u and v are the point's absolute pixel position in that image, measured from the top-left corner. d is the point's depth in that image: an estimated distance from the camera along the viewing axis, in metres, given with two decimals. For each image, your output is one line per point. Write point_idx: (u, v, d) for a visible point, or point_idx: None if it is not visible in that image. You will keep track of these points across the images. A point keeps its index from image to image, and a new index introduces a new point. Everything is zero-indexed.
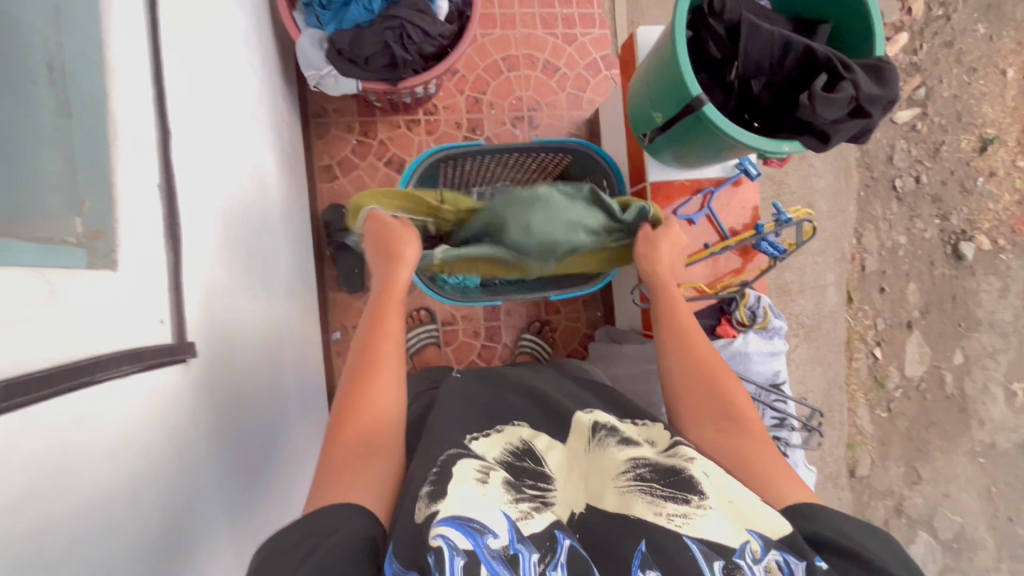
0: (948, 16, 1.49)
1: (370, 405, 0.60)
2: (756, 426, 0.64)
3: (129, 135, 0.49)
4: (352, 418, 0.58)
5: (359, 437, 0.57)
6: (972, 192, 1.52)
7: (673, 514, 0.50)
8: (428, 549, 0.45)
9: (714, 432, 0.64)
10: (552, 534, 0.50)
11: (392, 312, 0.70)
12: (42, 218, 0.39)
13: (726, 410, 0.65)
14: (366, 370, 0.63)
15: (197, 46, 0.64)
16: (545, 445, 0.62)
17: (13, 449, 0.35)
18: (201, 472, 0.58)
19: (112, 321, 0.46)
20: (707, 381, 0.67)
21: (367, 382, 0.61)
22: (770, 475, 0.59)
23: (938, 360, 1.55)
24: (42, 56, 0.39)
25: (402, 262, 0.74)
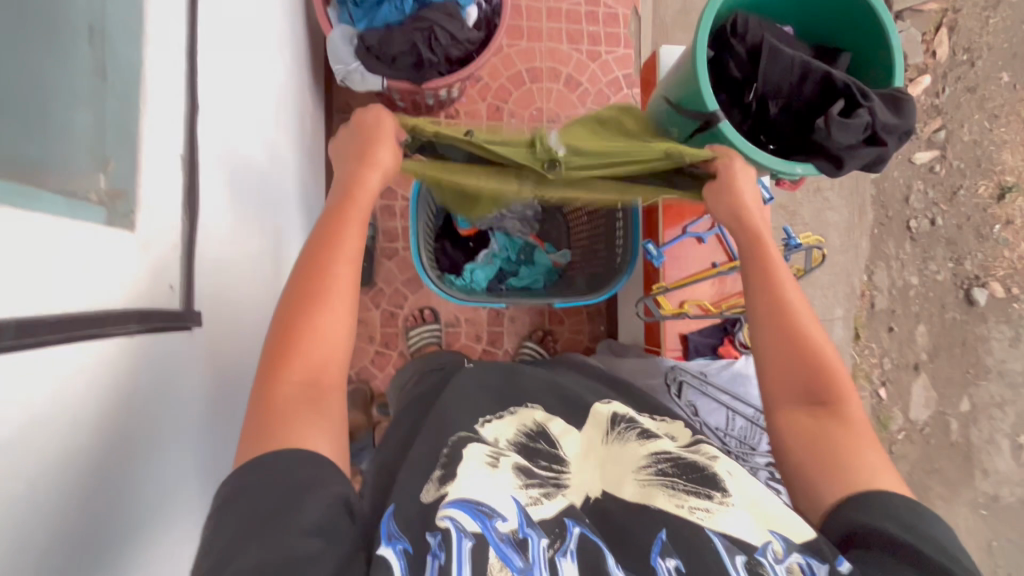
0: (973, 63, 1.49)
1: (312, 343, 0.51)
2: (849, 393, 0.56)
3: (158, 104, 0.51)
4: (293, 353, 0.51)
5: (302, 378, 0.50)
6: (988, 238, 1.51)
7: (695, 508, 0.50)
8: (436, 529, 0.46)
9: (805, 414, 0.56)
10: (560, 521, 0.49)
11: (351, 221, 0.56)
12: (69, 171, 0.40)
13: (820, 390, 0.56)
14: (306, 298, 0.52)
15: (232, 27, 0.66)
16: (561, 430, 0.61)
17: (12, 386, 0.35)
18: (184, 433, 0.58)
19: (122, 277, 0.47)
20: (799, 358, 0.57)
21: (306, 315, 0.52)
22: (858, 462, 0.52)
23: (944, 406, 1.53)
24: (86, 18, 0.41)
25: (373, 166, 0.58)
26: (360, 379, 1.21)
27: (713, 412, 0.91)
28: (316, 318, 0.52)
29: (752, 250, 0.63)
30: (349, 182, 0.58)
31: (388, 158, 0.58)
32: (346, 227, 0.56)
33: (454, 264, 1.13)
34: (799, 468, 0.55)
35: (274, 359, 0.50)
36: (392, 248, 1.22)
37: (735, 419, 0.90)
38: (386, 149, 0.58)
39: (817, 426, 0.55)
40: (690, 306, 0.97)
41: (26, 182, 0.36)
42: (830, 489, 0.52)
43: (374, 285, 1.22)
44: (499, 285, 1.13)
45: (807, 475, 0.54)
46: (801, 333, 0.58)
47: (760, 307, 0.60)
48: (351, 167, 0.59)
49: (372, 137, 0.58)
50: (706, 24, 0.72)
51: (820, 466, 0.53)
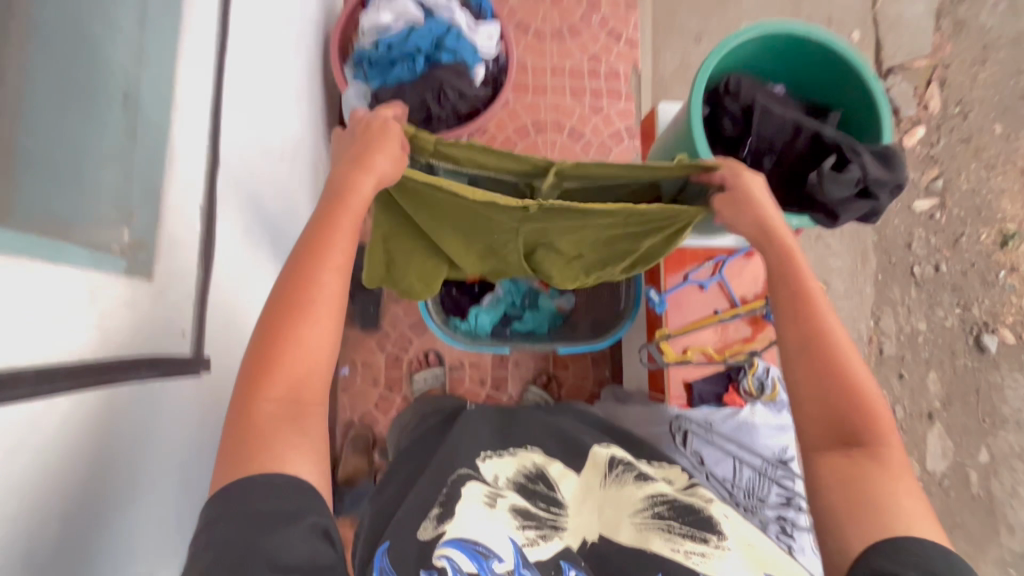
0: (965, 115, 1.54)
1: (295, 356, 0.51)
2: (889, 435, 0.55)
3: (183, 161, 0.54)
4: (274, 372, 0.50)
5: (285, 390, 0.51)
6: (994, 284, 1.51)
7: (692, 553, 0.49)
8: (432, 567, 0.46)
9: (841, 456, 0.55)
10: (557, 564, 0.49)
11: (343, 230, 0.56)
12: (96, 226, 0.43)
13: (859, 428, 0.55)
14: (291, 314, 0.52)
15: (256, 90, 0.71)
16: (560, 473, 0.60)
17: (16, 434, 0.37)
18: (178, 474, 0.58)
19: (136, 327, 0.48)
20: (841, 392, 0.57)
21: (291, 325, 0.52)
22: (898, 504, 0.51)
23: (962, 456, 1.49)
24: (121, 86, 0.45)
25: (366, 170, 0.58)
26: (363, 423, 1.20)
27: (719, 462, 0.90)
28: (300, 331, 0.52)
29: (787, 273, 0.63)
30: (341, 186, 0.58)
31: (385, 168, 0.59)
32: (338, 233, 0.56)
33: (459, 307, 1.13)
34: (827, 504, 0.54)
35: (257, 372, 0.50)
36: (399, 292, 1.24)
37: (743, 469, 0.89)
38: (383, 153, 0.59)
39: (852, 467, 0.54)
40: (694, 352, 0.99)
41: (58, 236, 0.39)
42: (858, 533, 0.51)
43: (380, 329, 1.23)
44: (503, 329, 1.13)
45: (834, 511, 0.53)
46: (836, 367, 0.57)
47: (796, 336, 0.60)
48: (347, 173, 0.58)
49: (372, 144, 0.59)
50: (701, 85, 0.75)
51: (855, 505, 0.52)
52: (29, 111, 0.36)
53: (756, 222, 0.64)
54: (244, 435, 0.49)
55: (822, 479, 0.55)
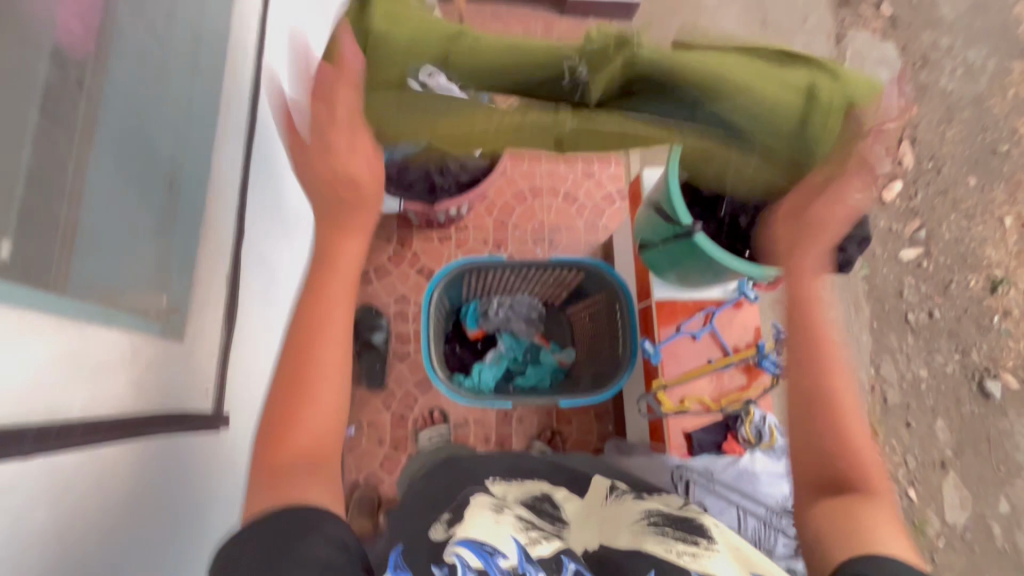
0: (938, 169, 1.63)
1: (314, 406, 0.59)
2: (876, 481, 0.62)
3: (215, 234, 0.60)
4: (288, 432, 0.57)
5: (303, 444, 0.57)
6: (989, 329, 1.54)
7: (682, 552, 0.51)
8: (444, 561, 0.48)
9: (840, 494, 0.61)
10: (557, 559, 0.50)
11: (336, 292, 0.63)
12: (139, 295, 0.49)
13: (846, 468, 0.62)
14: (300, 373, 0.59)
15: (278, 170, 0.79)
16: (565, 498, 0.63)
17: (63, 482, 0.41)
18: (196, 529, 0.60)
19: (166, 384, 0.53)
20: (833, 426, 0.63)
21: (304, 385, 0.59)
22: (874, 531, 0.56)
23: (982, 507, 1.46)
24: (167, 173, 0.53)
25: (346, 234, 0.64)
26: (369, 484, 1.20)
27: (723, 511, 0.90)
28: (314, 388, 0.59)
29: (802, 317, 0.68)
30: (327, 254, 0.64)
31: (356, 221, 0.64)
32: (336, 295, 0.63)
33: (463, 364, 1.20)
34: (815, 528, 0.60)
35: (275, 434, 0.57)
36: (405, 351, 1.28)
37: (748, 518, 0.89)
38: (358, 212, 0.64)
39: (839, 502, 0.60)
40: (691, 402, 1.02)
41: (108, 304, 0.45)
42: (843, 550, 0.55)
43: (386, 388, 1.26)
44: (507, 384, 1.18)
45: (828, 535, 0.58)
46: (833, 408, 0.64)
47: (809, 370, 0.66)
48: (329, 239, 0.65)
49: (331, 187, 0.61)
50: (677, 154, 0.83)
51: (843, 529, 0.57)
52: (91, 199, 0.43)
53: (806, 240, 0.66)
54: (266, 481, 0.54)
55: (813, 508, 0.61)
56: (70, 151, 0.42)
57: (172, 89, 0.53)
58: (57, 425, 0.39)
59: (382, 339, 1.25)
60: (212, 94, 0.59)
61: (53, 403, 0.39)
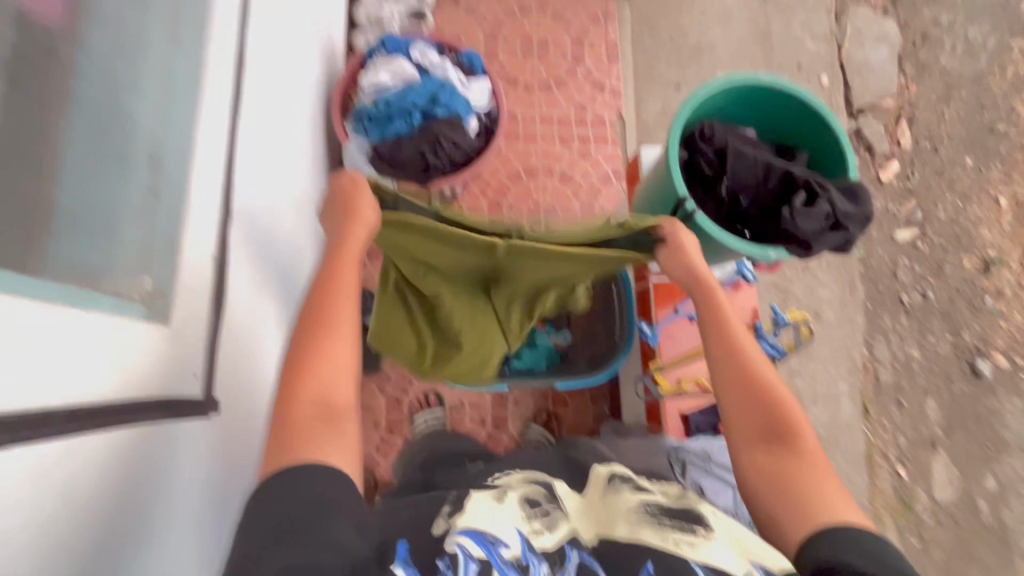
0: (935, 149, 1.62)
1: (321, 367, 0.59)
2: (809, 440, 0.63)
3: (200, 214, 0.58)
4: (299, 384, 0.58)
5: (313, 399, 0.57)
6: (982, 309, 1.54)
7: (682, 542, 0.51)
8: (444, 553, 0.47)
9: (768, 457, 0.63)
10: (561, 552, 0.50)
11: (345, 267, 0.65)
12: (120, 277, 0.47)
13: (780, 434, 0.63)
14: (316, 329, 0.62)
15: (267, 149, 0.77)
16: (564, 489, 0.61)
17: (43, 473, 0.39)
18: (190, 517, 0.59)
19: (150, 370, 0.51)
20: (761, 402, 0.65)
21: (319, 338, 0.61)
22: (819, 494, 0.58)
23: (969, 485, 1.48)
24: (146, 148, 0.50)
25: (358, 220, 0.67)
26: (365, 467, 1.20)
27: (719, 492, 0.90)
28: (324, 345, 0.61)
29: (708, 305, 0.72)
30: (338, 237, 0.67)
31: (372, 215, 0.67)
32: (343, 272, 0.65)
33: None
34: (760, 502, 0.61)
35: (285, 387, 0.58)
36: None
37: (744, 499, 0.90)
38: (368, 205, 0.67)
39: (773, 465, 0.62)
40: (687, 382, 1.01)
41: (87, 286, 0.43)
42: (796, 528, 0.56)
43: (381, 371, 1.25)
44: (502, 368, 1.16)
45: (771, 505, 0.60)
46: (761, 387, 0.66)
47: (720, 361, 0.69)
48: (342, 226, 0.68)
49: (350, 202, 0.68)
50: (677, 130, 0.81)
51: (785, 499, 0.59)
52: (64, 174, 0.41)
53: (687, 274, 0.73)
54: (282, 437, 0.55)
55: (751, 479, 0.62)
56: (40, 122, 0.39)
57: (147, 61, 0.50)
58: (35, 414, 0.37)
59: None
60: (193, 64, 0.56)
61: (29, 393, 0.37)
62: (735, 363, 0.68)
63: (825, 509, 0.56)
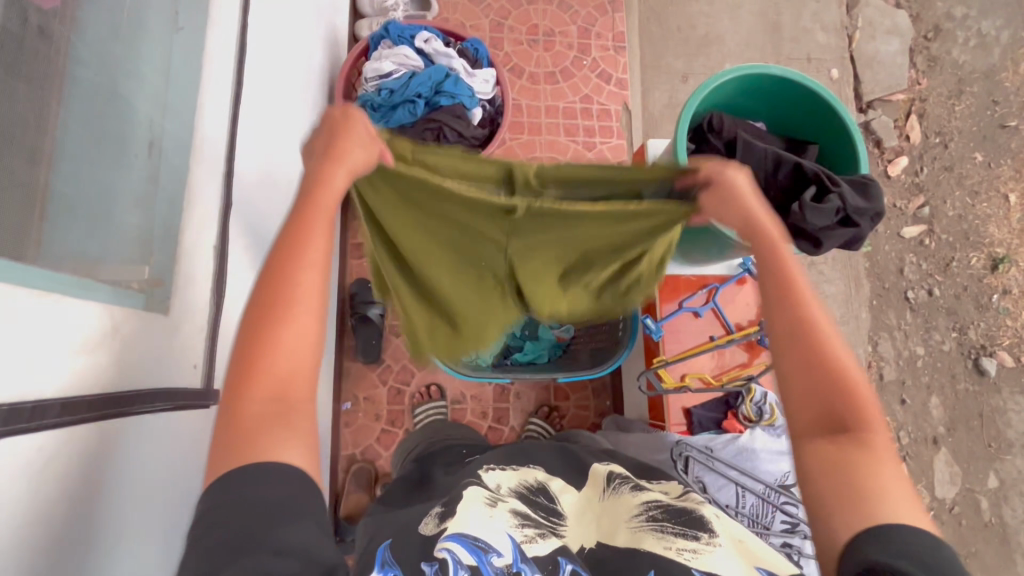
0: (945, 144, 1.59)
1: (279, 353, 0.45)
2: (879, 427, 0.50)
3: (201, 203, 0.57)
4: (257, 366, 0.44)
5: (269, 391, 0.44)
6: (988, 307, 1.53)
7: (683, 550, 0.50)
8: (434, 557, 0.47)
9: (829, 444, 0.50)
10: (554, 559, 0.50)
11: (315, 225, 0.49)
12: (117, 266, 0.46)
13: (848, 421, 0.50)
14: (273, 303, 0.46)
15: (269, 137, 0.76)
16: (560, 487, 0.61)
17: (48, 463, 0.39)
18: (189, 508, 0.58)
19: (151, 361, 0.51)
20: (829, 384, 0.51)
21: (272, 317, 0.45)
22: (881, 491, 0.47)
23: (971, 483, 1.47)
24: (145, 135, 0.49)
25: (340, 163, 0.51)
26: (365, 458, 1.20)
27: (721, 488, 0.90)
28: (280, 326, 0.46)
29: (766, 262, 0.56)
30: (311, 184, 0.51)
31: (357, 157, 0.52)
32: (315, 230, 0.49)
33: None
34: (814, 493, 0.49)
35: (238, 370, 0.45)
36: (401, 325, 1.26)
37: (746, 496, 0.89)
38: (355, 142, 0.53)
39: (840, 456, 0.49)
40: (691, 378, 1.01)
41: (85, 275, 0.43)
42: (846, 527, 0.46)
43: (382, 362, 1.25)
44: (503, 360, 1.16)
45: (821, 498, 0.49)
46: (830, 362, 0.52)
47: (779, 330, 0.54)
48: (319, 165, 0.52)
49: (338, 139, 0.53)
50: (686, 122, 0.80)
51: (842, 496, 0.48)
52: (62, 160, 0.40)
53: (745, 219, 0.57)
54: (232, 433, 0.43)
55: (806, 468, 0.50)
56: (38, 106, 0.38)
57: (146, 47, 0.49)
58: (33, 404, 0.36)
59: (379, 313, 1.21)
60: (194, 49, 0.55)
61: (26, 384, 0.37)
62: (802, 335, 0.53)
63: (883, 506, 0.46)
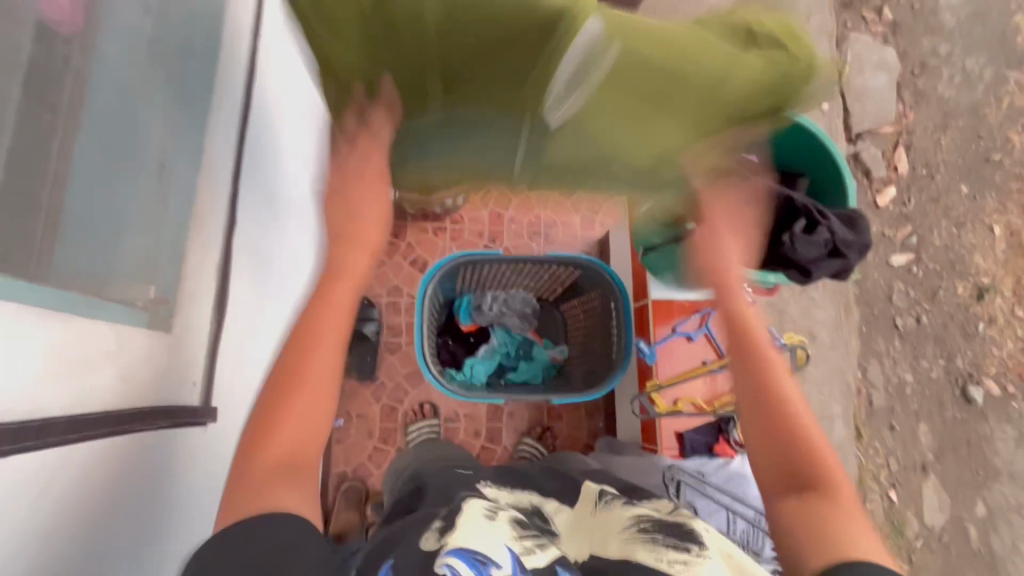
0: (932, 176, 1.64)
1: (293, 420, 0.53)
2: (843, 483, 0.57)
3: (207, 222, 0.58)
4: (274, 433, 0.52)
5: (283, 454, 0.52)
6: (974, 336, 1.56)
7: (673, 561, 0.50)
8: (433, 572, 0.46)
9: (797, 498, 0.56)
10: (552, 569, 0.50)
11: (334, 306, 0.57)
12: (125, 284, 0.47)
13: (809, 475, 0.57)
14: (294, 377, 0.54)
15: (273, 157, 0.77)
16: (554, 510, 0.62)
17: (58, 484, 0.40)
18: (187, 520, 0.59)
19: (152, 378, 0.51)
20: (790, 441, 0.59)
21: (290, 393, 0.53)
22: (849, 533, 0.52)
23: (960, 510, 1.49)
24: (157, 157, 0.51)
25: (357, 248, 0.59)
26: (357, 476, 1.19)
27: (713, 513, 0.89)
28: (298, 398, 0.53)
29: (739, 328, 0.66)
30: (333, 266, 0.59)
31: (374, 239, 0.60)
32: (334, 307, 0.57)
33: (455, 358, 1.19)
34: (789, 541, 0.54)
35: (257, 436, 0.52)
36: (396, 343, 1.27)
37: (737, 521, 0.88)
38: (370, 228, 0.60)
39: (808, 509, 0.55)
40: (684, 402, 1.02)
41: (94, 293, 0.43)
42: (815, 560, 0.51)
43: (376, 379, 1.25)
44: (498, 379, 1.17)
45: (790, 546, 0.54)
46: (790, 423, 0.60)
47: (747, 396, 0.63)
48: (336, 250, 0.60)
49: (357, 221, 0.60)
50: None
51: (811, 536, 0.53)
52: (76, 182, 0.41)
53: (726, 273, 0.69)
54: (246, 486, 0.50)
55: (778, 523, 0.56)
56: (56, 129, 0.40)
57: (162, 73, 0.51)
58: (36, 423, 0.37)
59: (374, 329, 1.20)
60: (206, 73, 0.57)
61: (31, 401, 0.37)
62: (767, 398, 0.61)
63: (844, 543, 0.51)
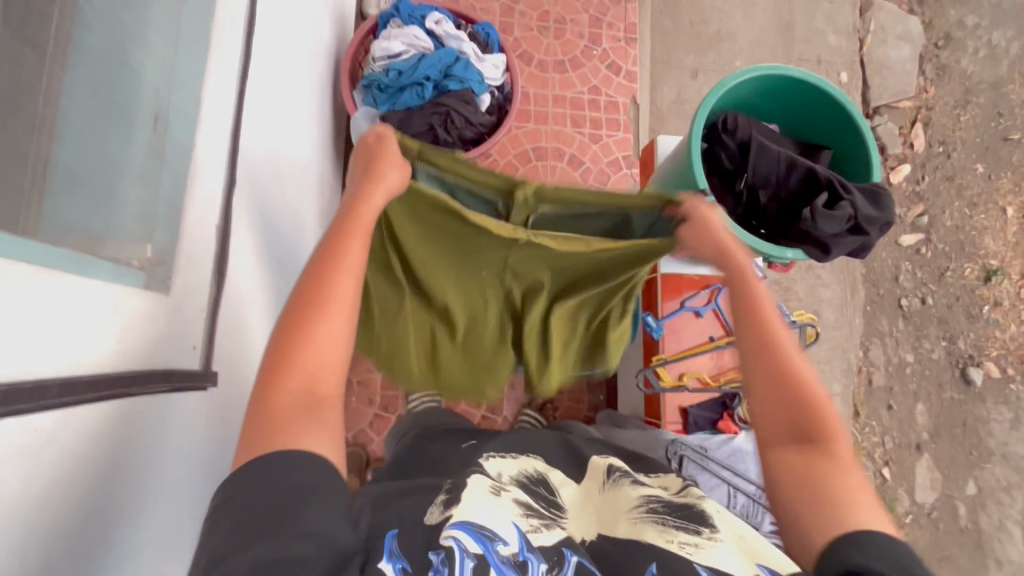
0: (948, 154, 1.59)
1: (310, 354, 0.51)
2: (842, 441, 0.58)
3: (205, 179, 0.55)
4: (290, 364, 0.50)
5: (300, 386, 0.51)
6: (978, 318, 1.55)
7: (685, 543, 0.50)
8: (439, 547, 0.46)
9: (797, 453, 0.58)
10: (559, 550, 0.49)
11: (354, 238, 0.57)
12: (120, 242, 0.45)
13: (813, 432, 0.58)
14: (309, 308, 0.52)
15: (273, 114, 0.74)
16: (560, 480, 0.61)
17: (42, 448, 0.39)
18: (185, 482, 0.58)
19: (150, 341, 0.49)
20: (796, 401, 0.59)
21: (308, 321, 0.52)
22: (846, 496, 0.54)
23: (951, 489, 1.50)
24: (151, 108, 0.48)
25: (377, 182, 0.58)
26: (357, 442, 1.20)
27: (713, 487, 0.91)
28: (314, 329, 0.52)
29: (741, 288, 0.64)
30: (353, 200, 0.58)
31: (393, 178, 0.59)
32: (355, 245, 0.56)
33: None
34: (789, 502, 0.56)
35: (271, 370, 0.50)
36: None
37: (737, 496, 0.90)
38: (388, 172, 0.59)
39: (807, 465, 0.56)
40: (689, 378, 1.02)
41: (86, 250, 0.41)
42: (820, 532, 0.52)
43: None
44: None
45: (794, 511, 0.55)
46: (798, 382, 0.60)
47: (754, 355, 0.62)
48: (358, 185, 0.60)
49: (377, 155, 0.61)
50: (700, 121, 0.79)
51: (813, 498, 0.54)
52: (63, 131, 0.39)
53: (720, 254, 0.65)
54: (260, 424, 0.48)
55: (778, 476, 0.57)
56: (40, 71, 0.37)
57: (155, 16, 0.47)
58: (28, 385, 0.35)
59: None
60: (202, 20, 0.53)
61: (19, 363, 0.35)
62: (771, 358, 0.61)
63: (846, 512, 0.53)
